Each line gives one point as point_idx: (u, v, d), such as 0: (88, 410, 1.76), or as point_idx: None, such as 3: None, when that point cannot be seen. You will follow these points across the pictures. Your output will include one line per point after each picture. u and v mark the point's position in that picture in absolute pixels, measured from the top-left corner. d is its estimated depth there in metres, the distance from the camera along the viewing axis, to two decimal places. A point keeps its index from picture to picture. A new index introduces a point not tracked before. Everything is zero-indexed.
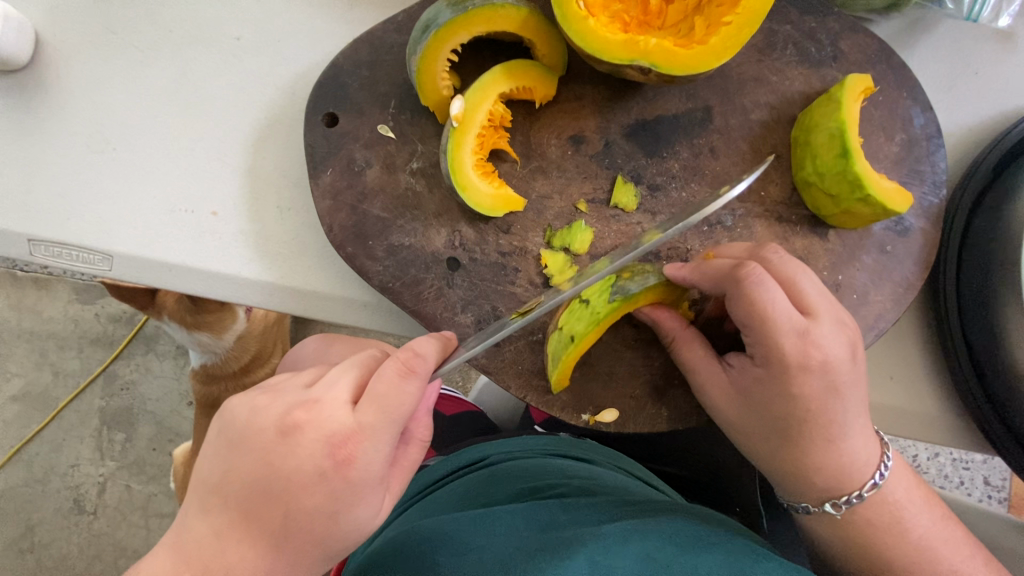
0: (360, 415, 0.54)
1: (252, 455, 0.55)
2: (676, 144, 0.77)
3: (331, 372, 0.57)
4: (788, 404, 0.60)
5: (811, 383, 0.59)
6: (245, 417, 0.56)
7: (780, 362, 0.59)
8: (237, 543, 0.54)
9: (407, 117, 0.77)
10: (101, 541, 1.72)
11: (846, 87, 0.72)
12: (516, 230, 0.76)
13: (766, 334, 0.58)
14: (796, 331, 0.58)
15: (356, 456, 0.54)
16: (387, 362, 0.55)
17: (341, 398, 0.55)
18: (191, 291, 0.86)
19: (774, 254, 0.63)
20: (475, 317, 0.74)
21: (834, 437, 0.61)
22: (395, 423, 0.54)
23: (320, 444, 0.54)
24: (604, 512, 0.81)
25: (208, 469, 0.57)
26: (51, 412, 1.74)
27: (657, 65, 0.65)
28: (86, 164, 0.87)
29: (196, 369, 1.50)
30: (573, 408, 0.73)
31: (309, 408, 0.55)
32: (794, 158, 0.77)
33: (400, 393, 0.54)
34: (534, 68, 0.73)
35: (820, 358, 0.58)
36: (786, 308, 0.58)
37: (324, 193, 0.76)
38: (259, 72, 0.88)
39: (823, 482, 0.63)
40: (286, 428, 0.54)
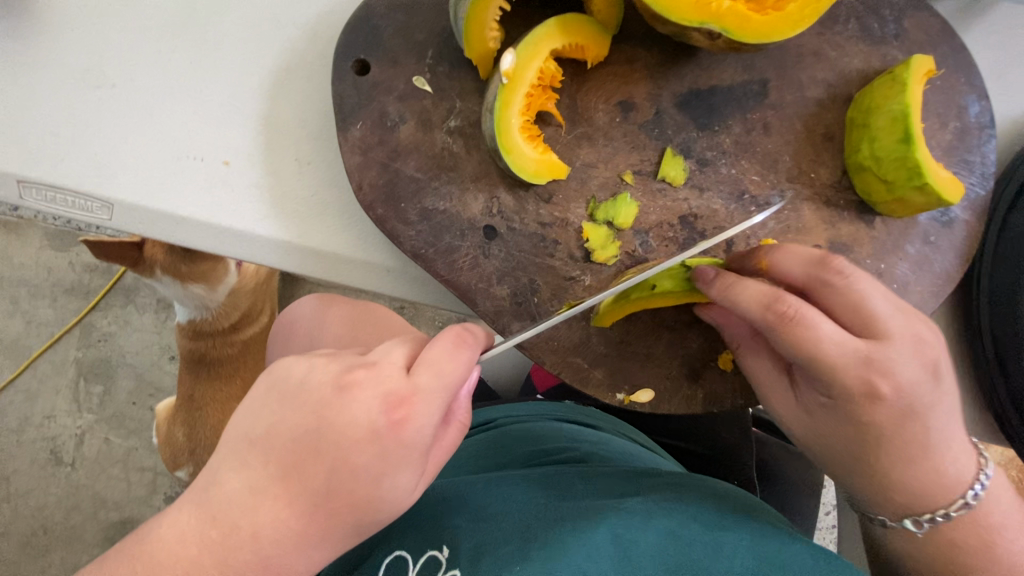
0: (422, 377, 0.48)
1: (301, 408, 0.48)
2: (728, 118, 0.74)
3: (388, 339, 0.52)
4: (858, 425, 0.56)
5: (881, 410, 0.55)
6: (298, 372, 0.50)
7: (847, 395, 0.55)
8: (270, 503, 0.47)
9: (445, 70, 0.71)
10: (79, 492, 1.66)
11: (910, 67, 0.69)
12: (558, 200, 0.72)
13: (825, 369, 0.54)
14: (859, 364, 0.53)
15: (412, 419, 0.48)
16: (443, 331, 0.51)
17: (399, 362, 0.49)
18: (200, 245, 0.80)
19: (842, 266, 0.56)
20: (512, 289, 0.71)
21: (908, 458, 0.57)
22: (451, 388, 0.49)
23: (375, 401, 0.47)
24: (627, 481, 0.79)
25: (242, 420, 0.49)
26: (25, 360, 1.67)
27: (729, 30, 0.61)
28: (80, 100, 0.79)
29: (182, 324, 1.42)
30: (609, 387, 0.71)
31: (369, 368, 0.49)
32: (848, 140, 0.74)
33: (456, 358, 0.50)
34: (589, 25, 0.68)
35: (889, 387, 0.53)
36: (840, 338, 0.53)
37: (353, 148, 0.70)
38: (277, 9, 0.81)
39: (891, 495, 0.60)
40: (343, 385, 0.48)
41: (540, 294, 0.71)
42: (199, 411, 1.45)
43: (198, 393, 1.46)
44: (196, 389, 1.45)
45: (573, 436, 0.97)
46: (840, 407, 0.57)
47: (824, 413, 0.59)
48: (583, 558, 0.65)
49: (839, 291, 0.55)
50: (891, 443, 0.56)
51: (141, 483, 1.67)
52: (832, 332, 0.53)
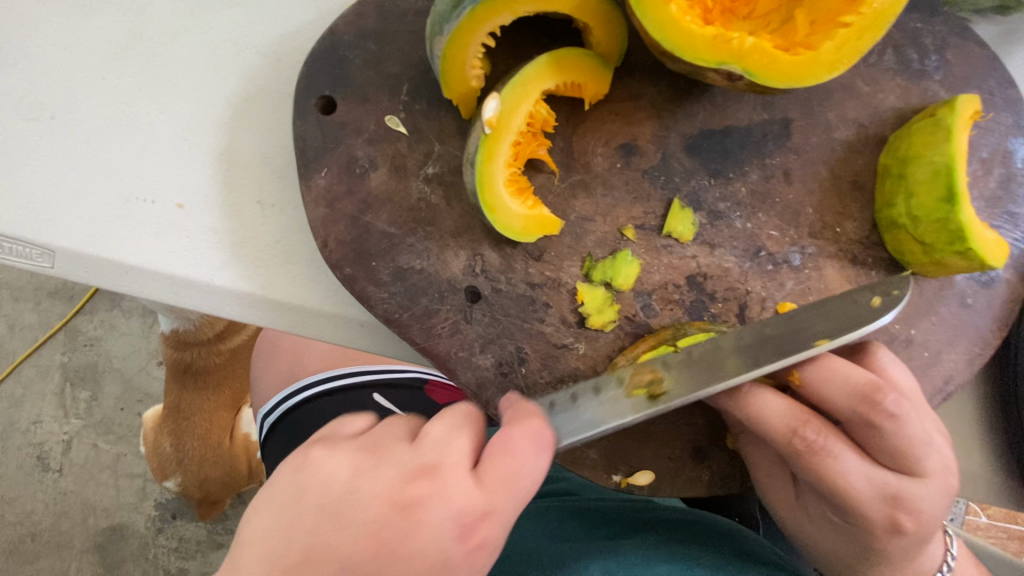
0: (494, 489, 0.41)
1: (349, 528, 0.40)
2: (745, 164, 0.65)
3: (440, 426, 0.44)
4: (855, 540, 0.52)
5: (898, 541, 0.50)
6: (343, 476, 0.42)
7: (864, 526, 0.50)
8: None
9: (421, 109, 0.62)
10: (67, 500, 1.59)
11: (956, 111, 0.60)
12: (549, 258, 0.63)
13: (842, 502, 0.49)
14: (883, 501, 0.49)
15: (490, 542, 0.41)
16: (513, 428, 0.43)
17: (463, 463, 0.42)
18: (154, 296, 0.72)
19: (892, 401, 0.47)
20: (496, 358, 0.63)
21: (902, 566, 0.55)
22: (526, 498, 0.42)
23: (447, 525, 0.40)
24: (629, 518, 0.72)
25: (270, 542, 0.40)
26: (10, 364, 1.59)
27: (752, 72, 0.52)
28: (15, 132, 0.70)
29: (165, 333, 1.31)
30: (604, 468, 0.64)
31: (431, 477, 0.41)
32: (880, 190, 0.65)
33: (532, 462, 0.43)
34: (586, 59, 0.59)
35: (911, 524, 0.49)
36: (865, 478, 0.49)
37: (317, 199, 0.62)
38: (236, 31, 0.71)
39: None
40: (403, 503, 0.40)
41: (528, 365, 0.63)
42: (186, 421, 1.37)
43: (185, 404, 1.37)
44: (183, 398, 1.37)
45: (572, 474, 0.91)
46: (850, 530, 0.52)
47: (827, 525, 0.54)
48: None
49: (882, 431, 0.47)
50: (892, 561, 0.53)
51: (131, 490, 1.60)
52: (858, 465, 0.48)
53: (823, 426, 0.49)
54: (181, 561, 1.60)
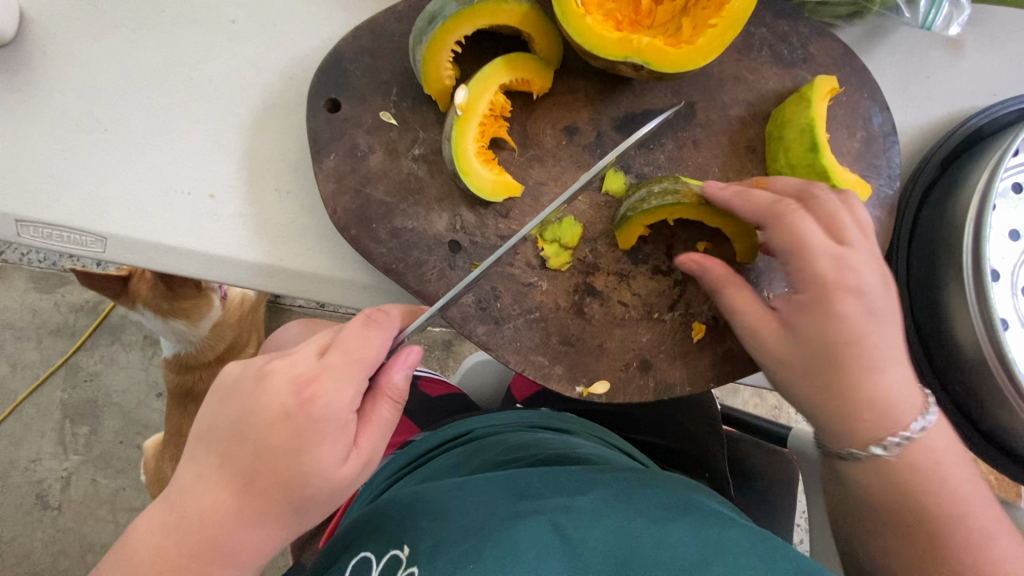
0: (326, 363, 0.59)
1: (232, 403, 0.59)
2: (662, 137, 0.83)
3: (313, 335, 0.63)
4: (832, 330, 0.65)
5: (850, 302, 0.66)
6: (235, 371, 0.62)
7: (821, 285, 0.66)
8: (213, 488, 0.58)
9: (407, 105, 0.80)
10: (66, 536, 1.67)
11: (814, 87, 0.79)
12: (514, 215, 0.80)
13: (807, 254, 0.67)
14: (832, 256, 0.66)
15: (317, 399, 0.57)
16: (352, 321, 0.62)
17: (311, 350, 0.61)
18: (188, 271, 0.87)
19: (785, 206, 0.69)
20: (477, 297, 0.78)
21: (875, 400, 0.65)
22: (360, 367, 0.60)
23: (287, 386, 0.58)
24: (584, 476, 0.83)
25: (195, 423, 0.62)
26: (10, 405, 1.69)
27: (650, 62, 0.71)
28: (74, 143, 0.86)
29: (170, 358, 1.49)
30: (568, 380, 0.78)
31: (285, 358, 0.60)
32: (768, 152, 0.83)
33: (368, 343, 0.61)
34: (532, 61, 0.77)
35: (854, 281, 0.66)
36: (819, 234, 0.67)
37: (327, 176, 0.78)
38: (255, 56, 0.89)
39: (861, 422, 0.66)
40: (262, 374, 0.59)
41: (502, 300, 0.79)
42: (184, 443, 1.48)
43: (186, 426, 1.49)
44: (184, 422, 1.49)
45: (542, 441, 1.02)
46: (812, 297, 0.67)
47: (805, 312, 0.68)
48: (528, 549, 0.70)
49: (794, 223, 0.68)
50: (858, 346, 0.65)
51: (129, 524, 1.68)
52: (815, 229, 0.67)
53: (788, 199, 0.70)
54: None
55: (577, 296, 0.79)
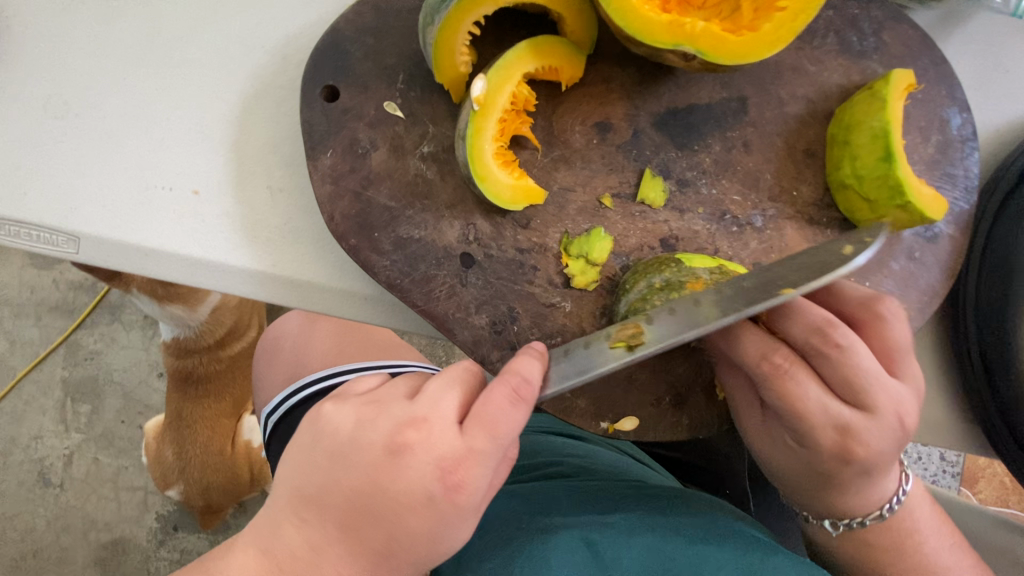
0: (469, 439, 0.48)
1: (355, 469, 0.49)
2: (708, 137, 0.72)
3: (434, 387, 0.51)
4: (803, 472, 0.60)
5: (841, 467, 0.57)
6: (348, 428, 0.50)
7: (814, 450, 0.57)
8: (337, 558, 0.49)
9: (416, 95, 0.70)
10: (69, 513, 1.63)
11: (890, 83, 0.67)
12: (535, 225, 0.70)
13: (796, 420, 0.56)
14: (833, 424, 0.55)
15: (464, 484, 0.48)
16: (496, 384, 0.50)
17: (449, 417, 0.49)
18: (170, 276, 0.77)
19: (781, 361, 0.55)
20: (490, 318, 0.69)
21: (860, 503, 0.62)
22: (500, 446, 0.49)
23: (430, 467, 0.47)
24: (607, 493, 0.78)
25: (296, 476, 0.51)
26: (10, 381, 1.63)
27: (704, 51, 0.59)
28: (41, 129, 0.76)
29: (168, 341, 1.39)
30: (592, 415, 0.69)
31: (419, 427, 0.48)
32: (830, 157, 0.72)
33: (506, 413, 0.49)
34: (562, 45, 0.66)
35: (856, 452, 0.55)
36: (815, 395, 0.55)
37: (324, 176, 0.68)
38: (245, 33, 0.78)
39: (824, 509, 0.64)
40: (395, 447, 0.48)
41: (520, 323, 0.69)
42: (187, 428, 1.43)
43: (186, 411, 1.43)
44: (184, 406, 1.42)
45: (560, 447, 0.96)
46: (803, 452, 0.58)
47: (786, 450, 0.61)
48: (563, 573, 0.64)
49: (786, 389, 0.55)
50: (840, 488, 0.59)
51: (132, 503, 1.64)
52: (816, 392, 0.55)
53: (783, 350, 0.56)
54: None
55: (604, 320, 0.70)
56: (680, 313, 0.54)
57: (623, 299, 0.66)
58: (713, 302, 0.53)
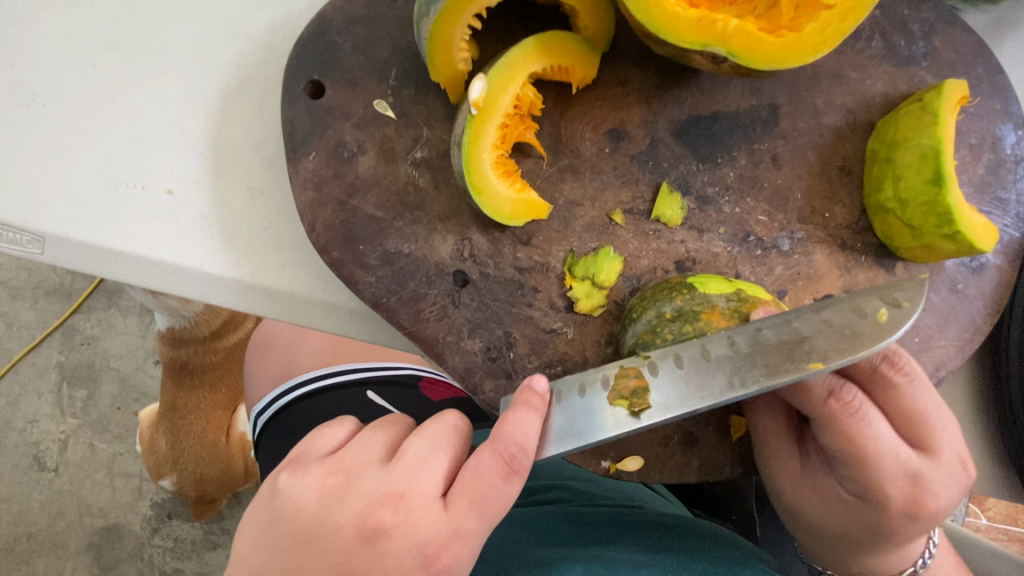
0: (454, 518, 0.44)
1: (322, 555, 0.44)
2: (733, 149, 0.65)
3: (411, 455, 0.46)
4: (855, 526, 0.52)
5: (904, 519, 0.50)
6: (313, 506, 0.45)
7: (878, 499, 0.49)
8: None
9: (410, 93, 0.63)
10: (63, 498, 1.59)
11: (943, 95, 0.59)
12: (537, 242, 0.63)
13: (865, 465, 0.48)
14: (903, 469, 0.48)
15: (448, 566, 0.44)
16: (485, 453, 0.46)
17: (429, 492, 0.45)
18: (141, 282, 0.71)
19: (851, 397, 0.47)
20: (484, 342, 0.63)
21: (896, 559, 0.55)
22: (487, 523, 0.46)
23: (410, 553, 0.43)
24: (611, 522, 0.73)
25: (256, 555, 0.45)
26: (8, 362, 1.58)
27: (736, 54, 0.52)
28: (4, 117, 0.70)
29: (162, 330, 1.33)
30: (591, 453, 0.63)
31: (395, 507, 0.44)
32: (868, 176, 0.65)
33: (497, 488, 0.45)
34: (573, 43, 0.59)
35: (923, 501, 0.48)
36: (885, 435, 0.47)
37: (304, 182, 0.62)
38: (227, 17, 0.72)
39: (859, 569, 0.56)
40: (368, 532, 0.43)
41: (516, 350, 0.63)
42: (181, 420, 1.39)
43: (181, 402, 1.39)
44: (179, 398, 1.38)
45: (563, 471, 0.91)
46: (861, 502, 0.50)
47: (835, 501, 0.52)
48: None
49: (851, 430, 0.47)
50: (891, 543, 0.52)
51: (127, 490, 1.60)
52: (887, 431, 0.47)
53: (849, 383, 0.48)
54: (177, 562, 1.61)
55: (610, 349, 0.63)
56: (691, 364, 0.48)
57: (628, 329, 0.59)
58: (742, 363, 0.46)
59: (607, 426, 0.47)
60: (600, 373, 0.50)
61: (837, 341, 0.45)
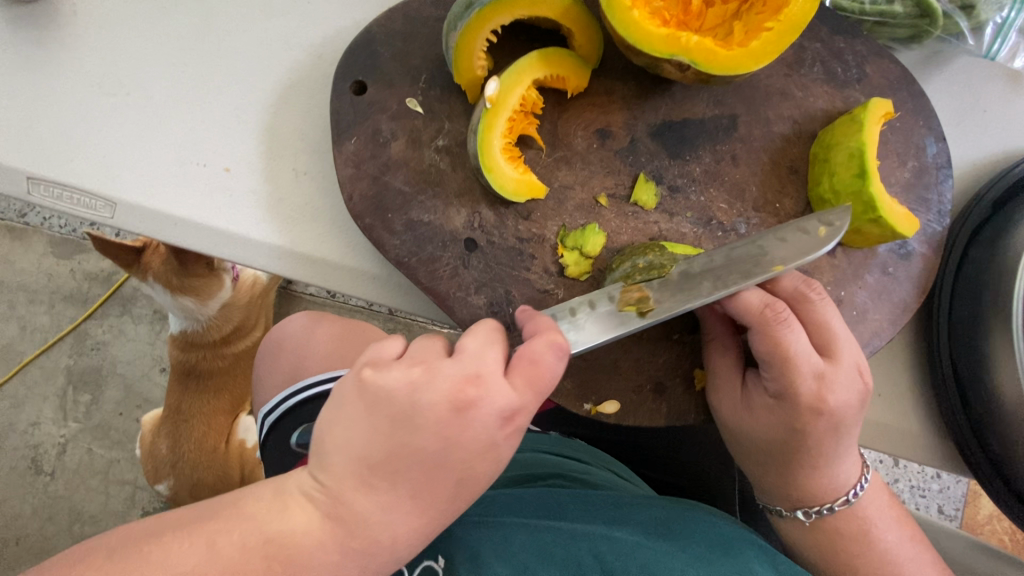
0: (523, 391, 0.50)
1: (418, 432, 0.48)
2: (700, 148, 0.79)
3: (473, 342, 0.51)
4: (783, 435, 0.64)
5: (819, 422, 0.62)
6: (401, 390, 0.49)
7: (797, 402, 0.62)
8: (402, 514, 0.49)
9: (436, 93, 0.77)
10: (56, 504, 1.64)
11: (868, 109, 0.74)
12: (536, 217, 0.76)
13: (786, 368, 0.61)
14: (815, 374, 0.61)
15: (520, 426, 0.51)
16: (535, 339, 0.52)
17: (497, 370, 0.50)
18: (195, 246, 0.83)
19: (783, 310, 0.60)
20: (489, 299, 0.74)
21: (823, 481, 0.66)
22: (546, 394, 0.52)
23: (493, 420, 0.49)
24: (615, 502, 0.84)
25: (354, 441, 0.49)
26: (16, 365, 1.67)
27: (697, 62, 0.66)
28: (93, 105, 0.84)
29: (174, 334, 1.43)
30: (576, 396, 0.73)
31: (476, 384, 0.49)
32: (811, 174, 0.78)
33: (553, 366, 0.51)
34: (569, 57, 0.74)
35: (832, 403, 0.61)
36: (804, 345, 0.61)
37: (346, 160, 0.75)
38: (286, 32, 0.87)
39: (795, 493, 0.68)
40: (458, 406, 0.48)
41: (514, 305, 0.75)
42: (184, 423, 1.46)
43: (185, 405, 1.47)
44: (183, 400, 1.46)
45: (557, 462, 1.00)
46: (785, 409, 0.63)
47: (764, 413, 0.65)
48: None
49: (779, 336, 0.60)
50: (811, 451, 0.64)
51: (119, 497, 1.66)
52: (805, 343, 0.60)
53: (780, 301, 0.61)
54: None
55: None
56: (681, 278, 0.63)
57: (609, 277, 0.72)
58: (695, 281, 0.62)
59: (603, 334, 0.61)
60: (607, 292, 0.64)
61: (781, 255, 0.62)
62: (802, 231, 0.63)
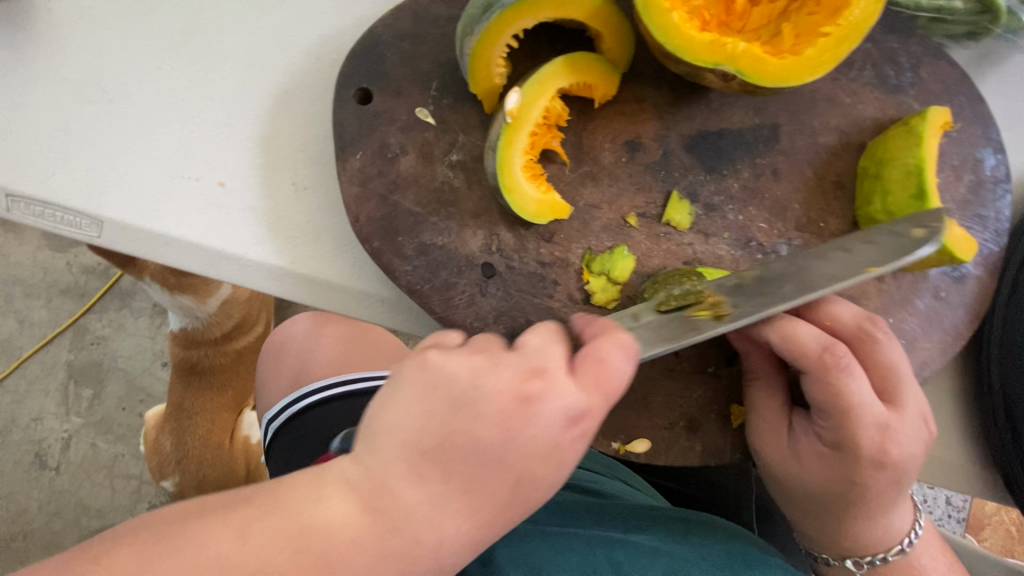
0: (592, 391, 0.45)
1: (477, 420, 0.43)
2: (738, 162, 0.72)
3: (537, 338, 0.47)
4: (841, 487, 0.59)
5: (880, 474, 0.57)
6: (464, 374, 0.45)
7: (856, 452, 0.57)
8: (452, 516, 0.43)
9: (448, 103, 0.70)
10: (61, 499, 1.61)
11: (926, 119, 0.67)
12: (559, 239, 0.70)
13: (846, 417, 0.56)
14: (878, 423, 0.56)
15: (589, 432, 0.46)
16: (602, 337, 0.48)
17: (562, 365, 0.46)
18: (189, 266, 0.77)
19: (842, 355, 0.55)
20: (508, 329, 0.68)
21: (880, 532, 0.62)
22: (615, 396, 0.47)
23: (557, 418, 0.44)
24: (632, 513, 0.79)
25: (407, 424, 0.44)
26: (15, 361, 1.62)
27: (743, 71, 0.59)
28: (74, 114, 0.77)
29: (176, 332, 1.39)
30: (604, 435, 0.68)
31: (543, 378, 0.45)
32: (859, 191, 0.71)
33: (621, 366, 0.47)
34: (598, 63, 0.66)
35: (895, 453, 0.56)
36: (867, 394, 0.55)
37: (352, 178, 0.69)
38: (281, 31, 0.79)
39: (847, 543, 0.63)
40: (521, 399, 0.44)
41: None
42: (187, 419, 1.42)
43: (189, 402, 1.42)
44: (187, 397, 1.42)
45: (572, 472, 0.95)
46: (845, 459, 0.58)
47: (816, 461, 0.60)
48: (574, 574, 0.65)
49: (839, 384, 0.55)
50: (869, 503, 0.59)
51: (125, 492, 1.62)
52: (868, 391, 0.55)
53: (839, 343, 0.56)
54: None
55: None
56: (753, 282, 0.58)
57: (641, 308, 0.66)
58: (769, 283, 0.57)
59: (656, 345, 0.55)
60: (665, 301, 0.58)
61: (846, 266, 0.55)
62: (887, 235, 0.56)
